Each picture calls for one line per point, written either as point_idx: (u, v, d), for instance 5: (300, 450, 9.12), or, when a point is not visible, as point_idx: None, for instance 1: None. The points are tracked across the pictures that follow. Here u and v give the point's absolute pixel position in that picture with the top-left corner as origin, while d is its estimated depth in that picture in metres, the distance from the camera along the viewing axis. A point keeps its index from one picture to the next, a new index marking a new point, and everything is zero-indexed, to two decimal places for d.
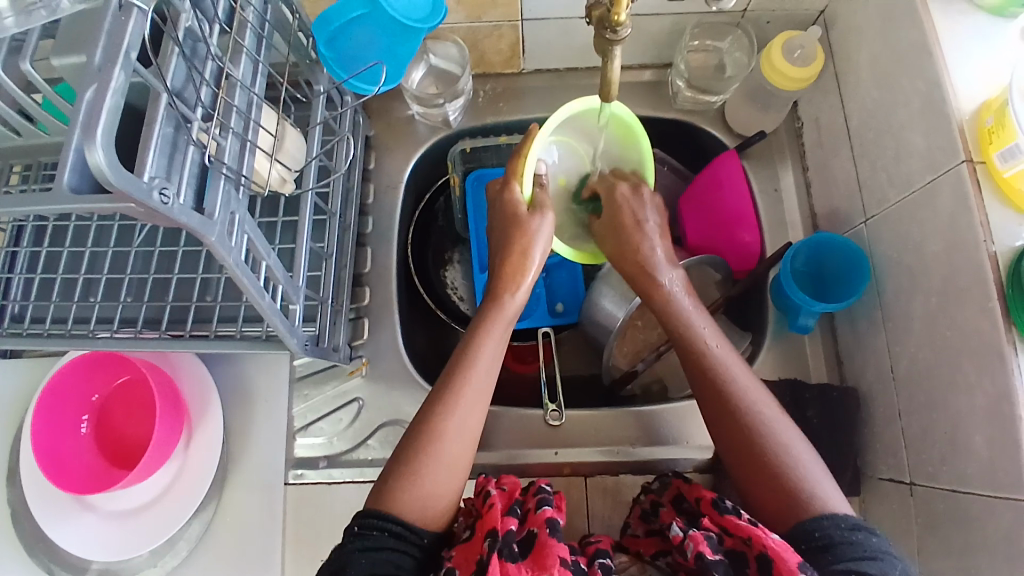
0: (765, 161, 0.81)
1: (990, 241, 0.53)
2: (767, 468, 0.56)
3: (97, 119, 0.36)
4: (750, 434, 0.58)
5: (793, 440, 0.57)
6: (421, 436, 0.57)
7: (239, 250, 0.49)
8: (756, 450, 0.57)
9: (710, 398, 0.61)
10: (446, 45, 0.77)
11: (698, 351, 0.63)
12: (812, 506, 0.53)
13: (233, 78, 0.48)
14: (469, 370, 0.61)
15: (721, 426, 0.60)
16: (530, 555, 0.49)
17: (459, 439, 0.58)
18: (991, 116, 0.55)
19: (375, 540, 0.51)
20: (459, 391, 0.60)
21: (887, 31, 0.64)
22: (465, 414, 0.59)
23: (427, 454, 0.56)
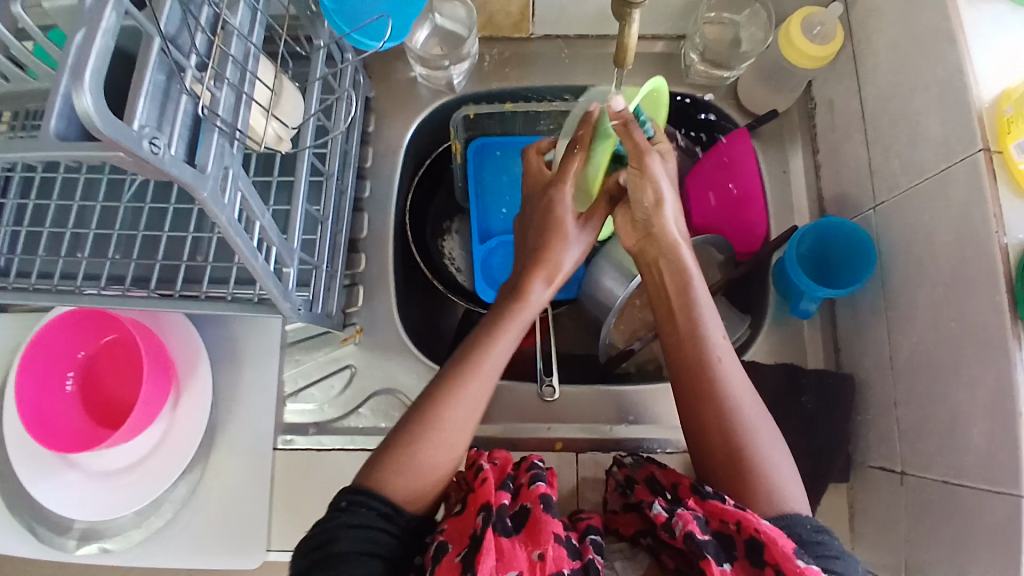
0: (774, 142, 0.80)
1: (1002, 232, 0.52)
2: (732, 464, 0.56)
3: (85, 62, 0.34)
4: (722, 428, 0.57)
5: (768, 441, 0.56)
6: (421, 422, 0.56)
7: (232, 208, 0.47)
8: (725, 446, 0.56)
9: (692, 384, 0.59)
10: (453, 4, 0.75)
11: (689, 331, 0.61)
12: (777, 505, 0.53)
13: (230, 26, 0.46)
14: (480, 362, 0.59)
15: (695, 410, 0.59)
16: (524, 530, 0.49)
17: (456, 428, 0.57)
18: (1011, 105, 0.53)
19: (363, 518, 0.51)
20: (466, 383, 0.58)
21: (911, 11, 0.62)
22: (466, 404, 0.58)
23: (420, 439, 0.55)
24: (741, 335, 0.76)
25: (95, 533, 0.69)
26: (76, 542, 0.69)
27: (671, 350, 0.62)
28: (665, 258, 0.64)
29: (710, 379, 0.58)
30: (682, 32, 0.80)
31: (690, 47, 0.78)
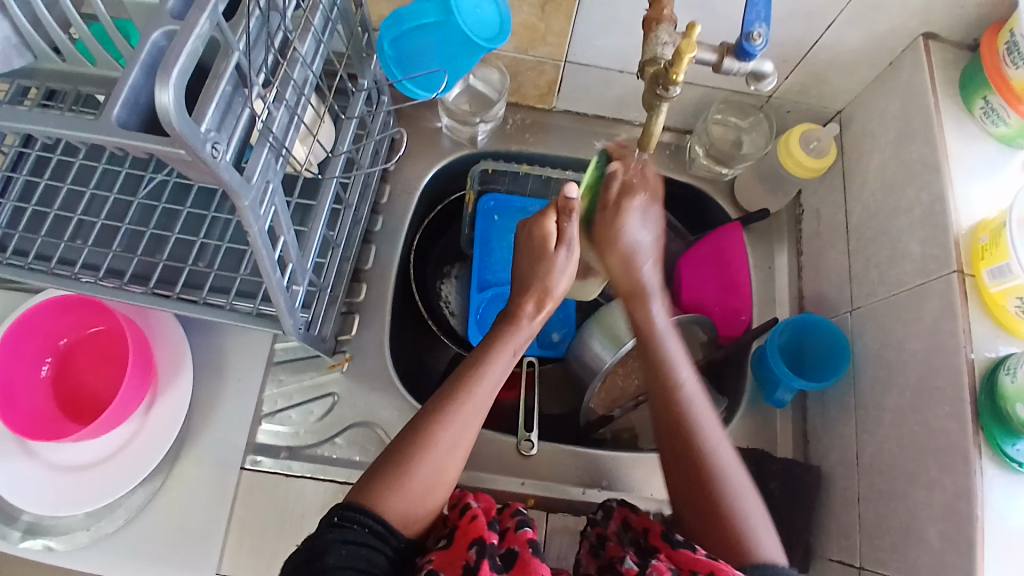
0: (763, 238, 0.86)
1: (969, 347, 0.57)
2: (719, 531, 0.58)
3: (174, 62, 0.37)
4: (710, 494, 0.59)
5: (750, 505, 0.59)
6: (414, 440, 0.58)
7: (265, 219, 0.49)
8: (711, 512, 0.59)
9: (671, 428, 0.63)
10: (489, 69, 0.80)
11: (671, 387, 0.64)
12: (753, 556, 0.56)
13: (297, 53, 0.49)
14: (475, 385, 0.61)
15: (676, 450, 0.62)
16: (513, 569, 0.52)
17: (452, 452, 0.58)
18: (985, 234, 0.59)
19: (355, 535, 0.52)
20: (460, 404, 0.60)
21: (901, 142, 0.69)
22: (461, 429, 0.59)
23: (417, 464, 0.57)
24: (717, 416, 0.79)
25: (42, 527, 0.67)
26: (20, 535, 0.66)
27: (659, 420, 0.65)
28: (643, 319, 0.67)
29: (700, 448, 0.61)
30: (689, 128, 0.87)
31: (697, 141, 0.84)
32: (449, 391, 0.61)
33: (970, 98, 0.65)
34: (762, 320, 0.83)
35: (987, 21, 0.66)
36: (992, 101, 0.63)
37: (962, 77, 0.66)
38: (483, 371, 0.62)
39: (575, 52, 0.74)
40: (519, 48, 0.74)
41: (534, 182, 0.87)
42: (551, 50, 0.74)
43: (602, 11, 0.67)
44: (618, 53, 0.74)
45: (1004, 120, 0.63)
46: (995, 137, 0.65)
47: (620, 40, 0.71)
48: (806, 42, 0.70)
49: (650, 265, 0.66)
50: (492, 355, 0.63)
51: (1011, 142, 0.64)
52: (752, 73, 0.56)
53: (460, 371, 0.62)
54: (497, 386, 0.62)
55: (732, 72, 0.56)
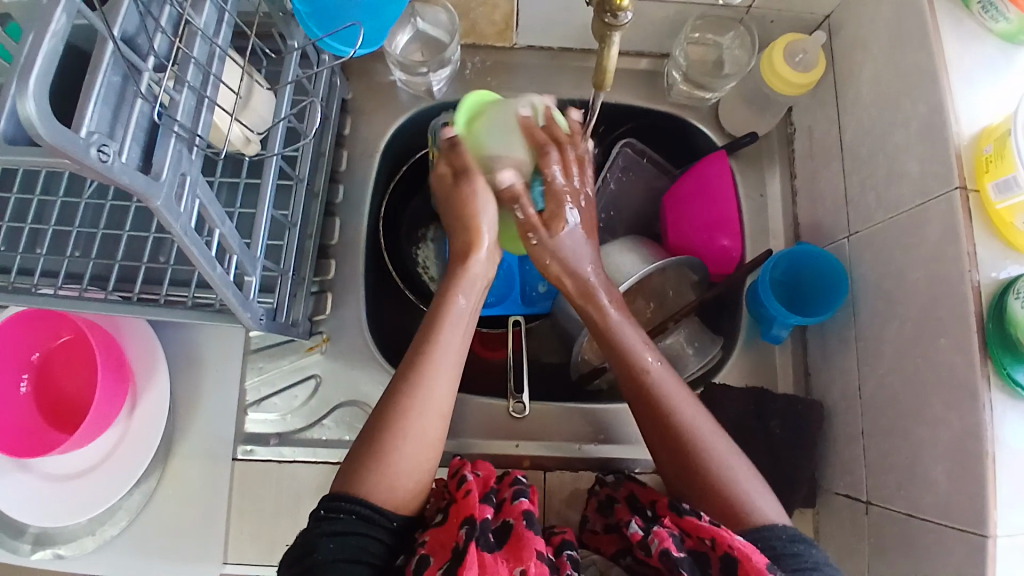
0: (753, 163, 0.80)
1: (974, 270, 0.53)
2: (710, 493, 0.56)
3: (33, 64, 0.32)
4: (693, 458, 0.57)
5: (734, 462, 0.57)
6: (384, 417, 0.56)
7: (189, 217, 0.45)
8: (702, 484, 0.56)
9: (644, 410, 0.61)
10: (435, 9, 0.73)
11: (636, 370, 0.62)
12: (749, 519, 0.53)
13: (193, 26, 0.43)
14: (433, 350, 0.59)
15: (652, 428, 0.60)
16: (506, 546, 0.50)
17: (426, 418, 0.57)
18: (990, 144, 0.53)
19: (342, 525, 0.51)
20: (421, 370, 0.58)
21: (896, 44, 0.62)
22: (428, 395, 0.57)
23: (394, 434, 0.55)
24: (710, 358, 0.77)
25: (49, 537, 0.68)
26: (31, 547, 0.68)
27: (630, 400, 0.62)
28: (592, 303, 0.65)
29: (676, 423, 0.58)
30: (666, 50, 0.80)
31: (673, 66, 0.76)
32: (410, 358, 0.59)
33: None
34: (756, 253, 0.78)
35: None
36: None
37: None
38: (439, 332, 0.60)
39: None
40: None
41: None
42: None
43: None
44: None
45: (1003, 16, 0.55)
46: (995, 34, 0.57)
47: None
48: None
49: (588, 264, 0.67)
50: (446, 316, 0.61)
51: (1014, 39, 0.57)
52: None
53: (416, 339, 0.60)
54: (457, 346, 0.61)
55: None
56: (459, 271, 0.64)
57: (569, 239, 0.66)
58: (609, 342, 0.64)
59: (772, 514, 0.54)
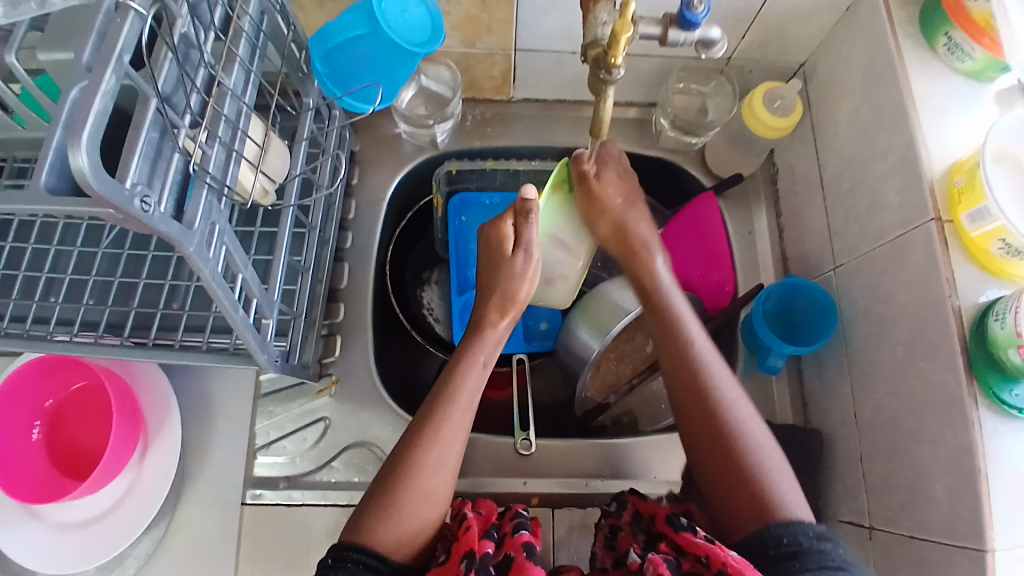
0: (740, 203, 0.84)
1: (954, 296, 0.56)
2: (739, 481, 0.57)
3: (84, 122, 0.35)
4: (727, 444, 0.59)
5: (769, 453, 0.59)
6: (397, 469, 0.57)
7: (217, 261, 0.47)
8: (733, 468, 0.58)
9: (685, 387, 0.62)
10: (438, 67, 0.77)
11: (683, 346, 0.63)
12: (777, 514, 0.54)
13: (224, 86, 0.47)
14: (450, 405, 0.60)
15: (687, 404, 0.62)
16: None
17: (436, 474, 0.58)
18: (961, 176, 0.57)
19: (348, 573, 0.52)
20: (437, 426, 0.59)
21: (866, 89, 0.67)
22: (443, 450, 0.59)
23: (404, 490, 0.56)
24: None
25: None
26: None
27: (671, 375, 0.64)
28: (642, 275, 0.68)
29: (719, 406, 0.60)
30: (653, 100, 0.85)
31: (661, 113, 0.82)
32: (424, 415, 0.60)
33: (932, 36, 0.62)
34: (748, 286, 0.81)
35: None
36: (955, 36, 0.60)
37: (923, 14, 0.63)
38: (455, 389, 0.61)
39: (523, 39, 0.72)
40: (465, 40, 0.73)
41: (505, 176, 0.85)
42: (499, 39, 0.72)
43: None
44: (567, 34, 0.71)
45: (969, 55, 0.60)
46: (962, 73, 0.62)
47: (566, 21, 0.69)
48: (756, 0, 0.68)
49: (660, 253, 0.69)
50: (463, 367, 0.62)
51: (980, 77, 0.62)
52: (699, 41, 0.53)
53: (432, 394, 0.61)
54: (474, 402, 0.62)
55: (679, 42, 0.54)
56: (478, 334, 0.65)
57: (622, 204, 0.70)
58: (666, 327, 0.65)
59: (799, 512, 0.55)
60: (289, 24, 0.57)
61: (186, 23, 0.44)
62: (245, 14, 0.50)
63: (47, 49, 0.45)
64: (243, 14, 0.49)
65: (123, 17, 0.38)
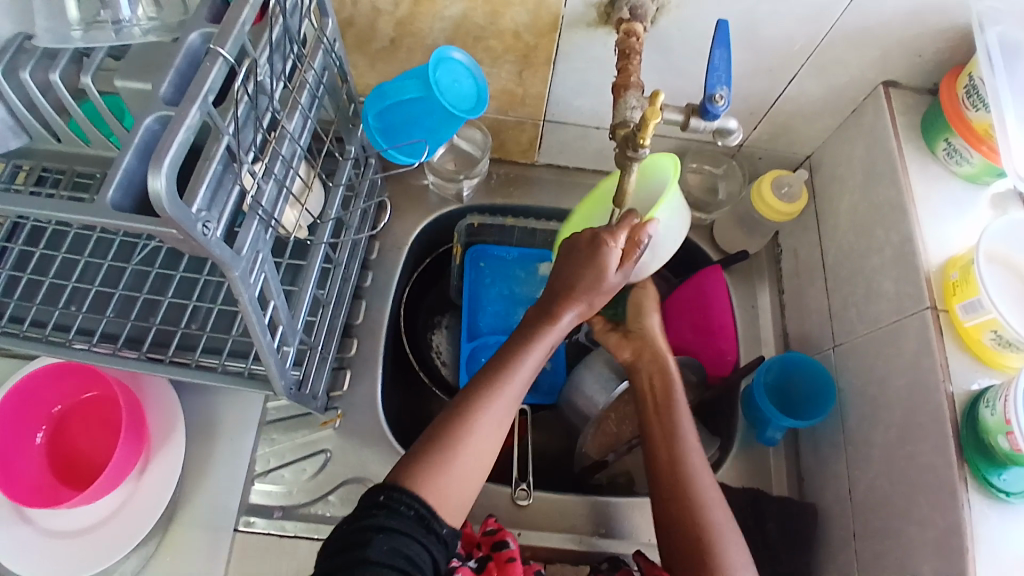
0: (745, 279, 0.88)
1: (948, 382, 0.59)
2: (693, 538, 0.60)
3: (167, 150, 0.39)
4: (698, 535, 0.60)
5: (721, 511, 0.61)
6: (450, 426, 0.59)
7: (256, 287, 0.50)
8: (687, 523, 0.60)
9: (668, 476, 0.63)
10: (472, 130, 0.83)
11: (676, 434, 0.65)
12: None
13: (284, 130, 0.52)
14: (513, 368, 0.61)
15: (665, 491, 0.63)
16: None
17: (487, 439, 0.60)
18: (956, 271, 0.61)
19: (398, 523, 0.53)
20: (500, 388, 0.60)
21: (868, 184, 0.72)
22: (498, 413, 0.60)
23: (455, 455, 0.58)
24: (713, 454, 0.79)
25: None
26: None
27: (658, 459, 0.65)
28: (649, 351, 0.70)
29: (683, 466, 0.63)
30: None
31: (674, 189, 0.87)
32: (484, 377, 0.61)
33: (933, 141, 0.68)
34: (749, 359, 0.84)
35: (945, 67, 0.69)
36: (954, 143, 0.66)
37: (924, 121, 0.69)
38: (517, 359, 0.61)
39: (553, 111, 0.78)
40: (500, 108, 0.78)
41: (522, 233, 0.90)
42: (531, 110, 0.78)
43: (574, 74, 0.71)
44: (593, 112, 0.77)
45: (967, 160, 0.65)
46: (960, 176, 0.67)
47: (593, 100, 0.75)
48: (770, 97, 0.74)
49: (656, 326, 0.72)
50: (529, 343, 0.62)
51: (976, 180, 0.67)
52: (718, 130, 0.57)
53: (489, 368, 0.62)
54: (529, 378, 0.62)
55: (698, 130, 0.58)
56: (547, 323, 0.62)
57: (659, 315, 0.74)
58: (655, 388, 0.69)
59: None
60: (344, 78, 0.62)
61: (262, 72, 0.48)
62: (310, 68, 0.55)
63: (127, 77, 0.47)
64: (308, 67, 0.55)
65: (211, 61, 0.42)
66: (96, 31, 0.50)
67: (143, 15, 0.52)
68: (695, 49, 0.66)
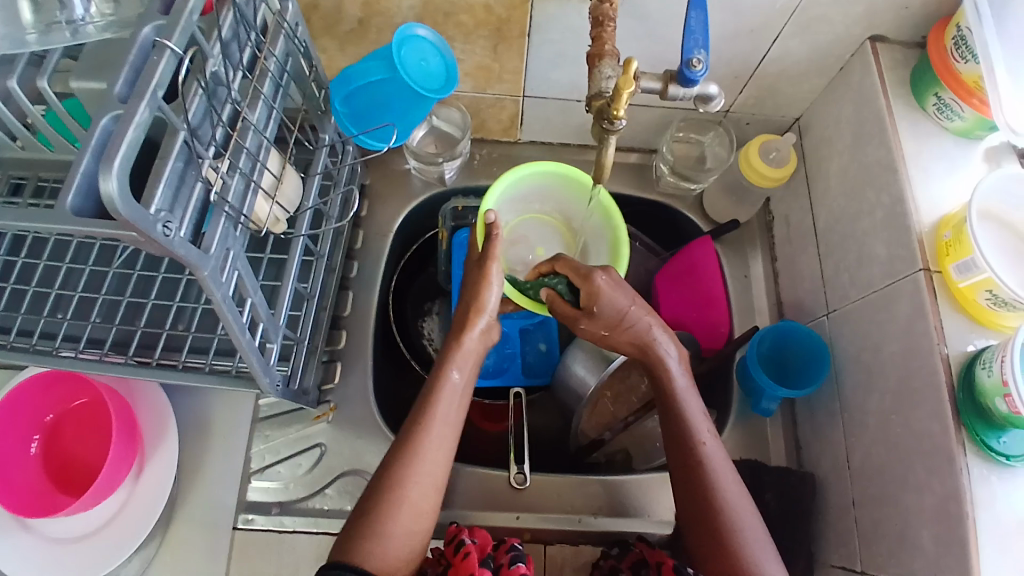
0: (736, 249, 0.86)
1: (942, 344, 0.57)
2: (711, 530, 0.59)
3: (116, 150, 0.37)
4: (710, 506, 0.60)
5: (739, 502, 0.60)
6: (386, 483, 0.58)
7: (229, 285, 0.49)
8: (711, 520, 0.59)
9: (678, 452, 0.63)
10: (450, 110, 0.81)
11: (681, 419, 0.63)
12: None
13: (248, 122, 0.50)
14: (428, 420, 0.61)
15: (678, 467, 0.63)
16: None
17: (425, 491, 0.59)
18: (948, 230, 0.60)
19: None
20: (421, 439, 0.60)
21: (857, 146, 0.70)
22: (427, 462, 0.59)
23: (390, 505, 0.57)
24: None
25: None
26: None
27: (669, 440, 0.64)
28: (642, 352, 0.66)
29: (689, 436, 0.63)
30: (654, 147, 0.88)
31: (660, 160, 0.84)
32: (409, 426, 0.61)
33: (922, 96, 0.66)
34: (743, 329, 0.83)
35: (933, 19, 0.66)
36: (944, 97, 0.63)
37: (913, 74, 0.67)
38: (433, 408, 0.61)
39: (532, 87, 0.76)
40: (476, 86, 0.76)
41: None
42: (508, 86, 0.76)
43: (550, 46, 0.68)
44: (573, 84, 0.74)
45: (958, 115, 0.63)
46: (951, 131, 0.65)
47: (572, 72, 0.72)
48: (753, 60, 0.71)
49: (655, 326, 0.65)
50: (436, 394, 0.62)
51: (969, 136, 0.65)
52: (699, 96, 0.55)
53: (414, 413, 0.62)
54: (452, 419, 0.62)
55: (678, 98, 0.56)
56: (454, 346, 0.64)
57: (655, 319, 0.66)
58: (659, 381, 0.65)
59: None
60: (311, 65, 0.61)
61: (217, 63, 0.46)
62: (271, 56, 0.53)
63: (82, 77, 0.45)
64: (270, 55, 0.53)
65: (158, 54, 0.40)
66: (53, 32, 0.48)
67: (98, 11, 0.49)
68: (673, 14, 0.64)
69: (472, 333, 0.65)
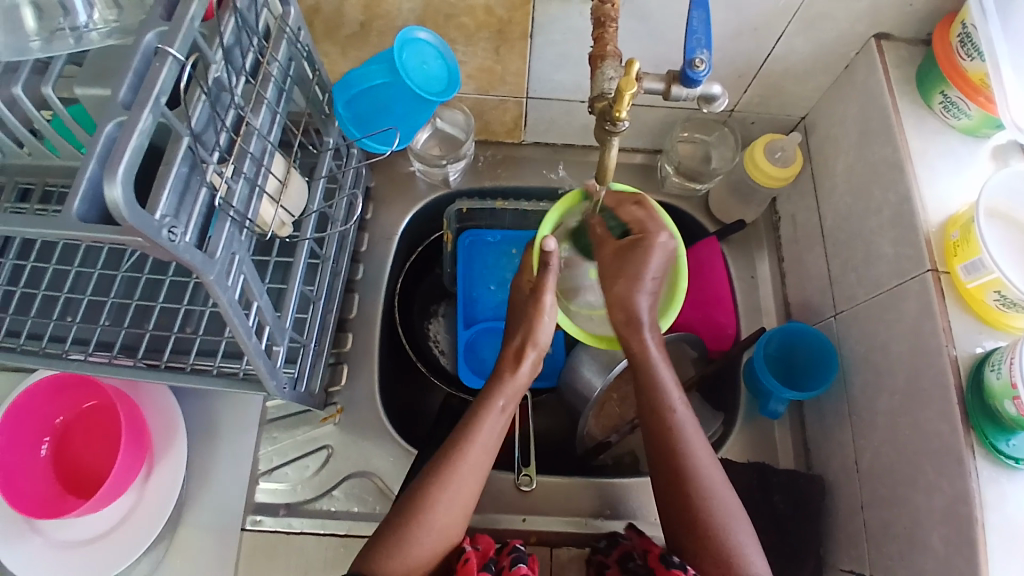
0: (743, 249, 0.86)
1: (951, 345, 0.57)
2: (695, 533, 0.58)
3: (120, 158, 0.37)
4: (696, 509, 0.59)
5: (730, 509, 0.59)
6: (414, 502, 0.59)
7: (235, 290, 0.50)
8: (694, 523, 0.59)
9: (664, 456, 0.62)
10: (453, 112, 0.81)
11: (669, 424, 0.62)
12: None
13: (251, 126, 0.50)
14: (469, 441, 0.61)
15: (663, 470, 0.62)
16: None
17: (453, 512, 0.59)
18: (956, 230, 0.59)
19: None
20: (455, 463, 0.60)
21: (864, 144, 0.69)
22: (460, 485, 0.60)
23: (417, 524, 0.58)
24: (715, 431, 0.78)
25: None
26: None
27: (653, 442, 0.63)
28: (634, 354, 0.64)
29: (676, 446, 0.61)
30: (659, 147, 0.88)
31: (665, 160, 0.84)
32: (447, 448, 0.61)
33: (928, 94, 0.65)
34: (750, 330, 0.82)
35: (939, 15, 0.65)
36: (950, 95, 0.63)
37: (919, 72, 0.66)
38: (474, 428, 0.62)
39: (535, 88, 0.76)
40: (480, 88, 0.76)
41: (513, 216, 0.87)
42: (512, 88, 0.76)
43: (553, 47, 0.68)
44: (576, 85, 0.74)
45: (965, 113, 0.63)
46: (958, 129, 0.65)
47: (575, 73, 0.72)
48: (757, 59, 0.71)
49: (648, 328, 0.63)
50: (483, 415, 0.62)
51: (976, 133, 0.64)
52: (701, 96, 0.55)
53: (454, 433, 0.62)
54: (491, 444, 0.62)
55: (681, 97, 0.56)
56: (508, 375, 0.65)
57: (648, 288, 0.63)
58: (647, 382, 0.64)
59: None
60: (314, 69, 0.61)
61: (219, 68, 0.47)
62: (274, 61, 0.54)
63: (85, 84, 0.46)
64: (273, 60, 0.53)
65: (161, 61, 0.41)
66: (56, 40, 0.48)
67: (100, 18, 0.49)
68: (675, 14, 0.64)
69: (524, 363, 0.65)
